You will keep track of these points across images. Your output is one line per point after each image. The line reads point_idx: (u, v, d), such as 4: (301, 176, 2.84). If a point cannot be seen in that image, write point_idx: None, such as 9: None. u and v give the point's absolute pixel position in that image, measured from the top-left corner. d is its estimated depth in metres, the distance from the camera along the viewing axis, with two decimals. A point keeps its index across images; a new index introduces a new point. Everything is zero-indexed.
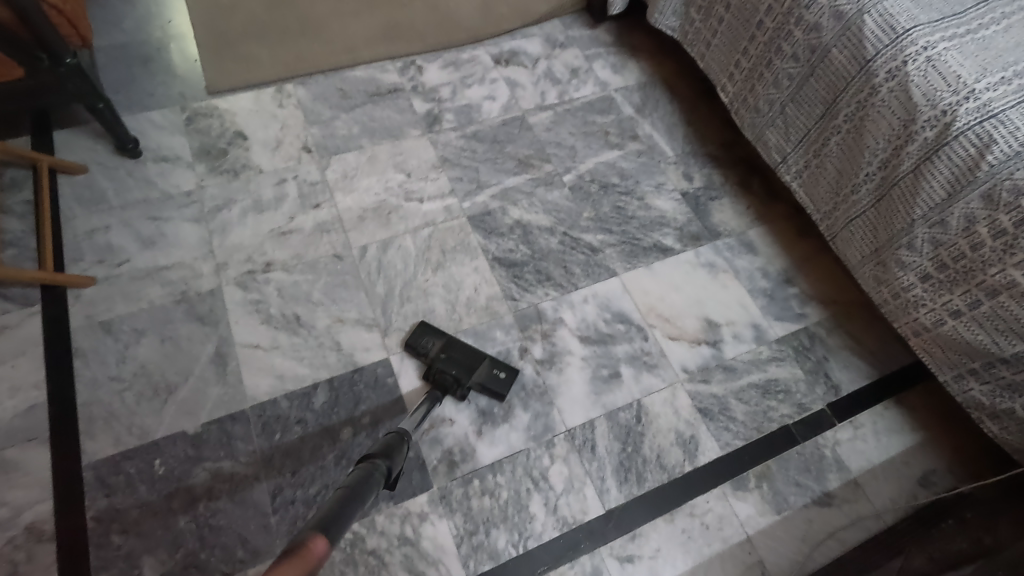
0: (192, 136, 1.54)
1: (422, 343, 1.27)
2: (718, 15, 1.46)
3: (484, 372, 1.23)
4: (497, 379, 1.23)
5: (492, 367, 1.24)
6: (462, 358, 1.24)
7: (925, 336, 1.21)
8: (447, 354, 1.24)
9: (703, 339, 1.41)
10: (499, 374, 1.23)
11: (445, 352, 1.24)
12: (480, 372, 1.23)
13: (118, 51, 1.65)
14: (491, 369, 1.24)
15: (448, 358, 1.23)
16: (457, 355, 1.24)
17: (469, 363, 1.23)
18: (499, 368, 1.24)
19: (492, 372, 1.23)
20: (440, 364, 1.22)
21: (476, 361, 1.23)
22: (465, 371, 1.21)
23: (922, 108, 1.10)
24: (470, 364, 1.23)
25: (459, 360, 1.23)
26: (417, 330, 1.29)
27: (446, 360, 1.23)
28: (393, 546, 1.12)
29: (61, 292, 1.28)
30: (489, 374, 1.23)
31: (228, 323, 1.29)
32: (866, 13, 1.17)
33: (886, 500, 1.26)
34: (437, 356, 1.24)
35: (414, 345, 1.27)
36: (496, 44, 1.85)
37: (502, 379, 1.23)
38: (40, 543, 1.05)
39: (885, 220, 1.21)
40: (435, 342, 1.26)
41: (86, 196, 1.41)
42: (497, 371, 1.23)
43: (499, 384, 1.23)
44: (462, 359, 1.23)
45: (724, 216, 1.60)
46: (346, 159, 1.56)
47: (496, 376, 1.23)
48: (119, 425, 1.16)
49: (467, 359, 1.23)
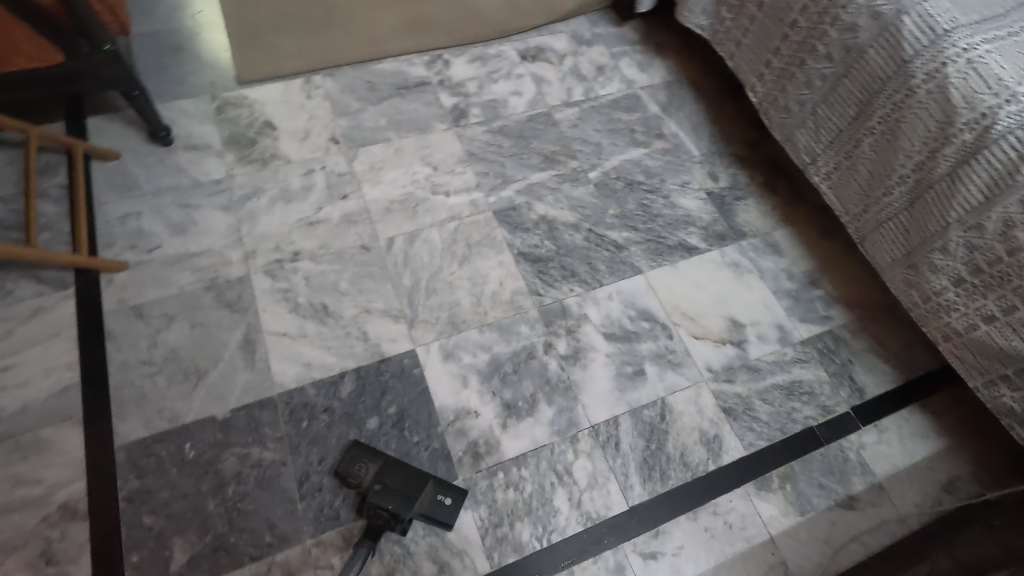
0: (221, 125, 1.55)
1: (355, 471, 1.13)
2: (750, 13, 1.45)
3: (425, 499, 1.09)
4: (440, 507, 1.10)
5: (435, 492, 1.10)
6: (398, 486, 1.09)
7: (956, 341, 1.20)
8: (381, 484, 1.10)
9: (727, 339, 1.41)
10: (443, 501, 1.10)
11: (380, 481, 1.10)
12: (421, 501, 1.09)
13: (150, 39, 1.67)
14: (434, 494, 1.10)
15: (383, 491, 1.08)
16: (394, 481, 1.10)
17: (407, 493, 1.09)
18: (443, 493, 1.11)
19: (435, 496, 1.10)
20: (374, 499, 1.07)
21: (416, 488, 1.09)
22: (403, 505, 1.07)
23: (961, 110, 1.09)
24: (409, 494, 1.09)
25: (396, 489, 1.09)
26: (349, 454, 1.15)
27: (380, 490, 1.09)
28: (418, 535, 1.12)
29: (94, 276, 1.30)
30: (431, 501, 1.09)
31: (257, 311, 1.30)
32: (905, 13, 1.16)
33: (911, 505, 1.25)
34: (371, 486, 1.10)
35: (346, 473, 1.13)
36: (523, 40, 1.85)
37: (448, 505, 1.10)
38: (73, 521, 1.07)
39: (919, 223, 1.20)
40: (370, 468, 1.12)
41: (118, 182, 1.42)
42: (441, 497, 1.10)
43: (443, 512, 1.09)
44: (400, 484, 1.09)
45: (750, 216, 1.59)
46: (373, 151, 1.57)
47: (440, 503, 1.10)
48: (149, 409, 1.17)
49: (405, 486, 1.09)
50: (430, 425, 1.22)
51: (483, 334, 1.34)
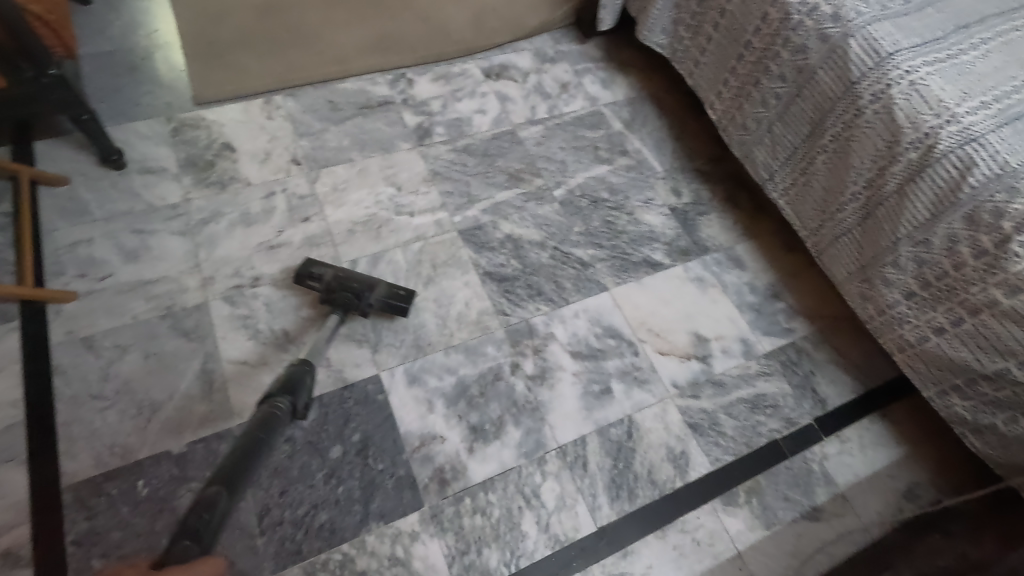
0: (178, 147, 1.51)
1: (314, 271, 1.26)
2: (707, 33, 1.49)
3: (383, 290, 1.26)
4: (397, 295, 1.28)
5: (391, 286, 1.28)
6: (360, 277, 1.25)
7: (910, 352, 1.23)
8: (343, 275, 1.25)
9: (693, 354, 1.42)
10: (398, 291, 1.28)
11: (340, 277, 1.25)
12: (381, 288, 1.26)
13: (103, 59, 1.63)
14: (390, 287, 1.28)
15: (347, 277, 1.24)
16: (354, 275, 1.25)
17: (367, 283, 1.25)
18: (397, 287, 1.29)
19: (392, 290, 1.27)
20: (341, 283, 1.23)
21: (375, 279, 1.26)
22: (366, 289, 1.24)
23: (906, 130, 1.13)
24: (370, 282, 1.25)
25: (357, 279, 1.25)
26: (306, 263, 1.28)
27: (344, 279, 1.24)
28: (384, 566, 1.10)
29: (42, 307, 1.25)
30: (390, 291, 1.27)
31: (215, 339, 1.27)
32: (851, 36, 1.19)
33: (873, 514, 1.27)
34: (332, 278, 1.24)
35: (306, 273, 1.25)
36: (487, 58, 1.85)
37: (402, 295, 1.28)
38: (17, 569, 1.02)
39: (871, 238, 1.24)
40: (328, 268, 1.26)
41: (68, 208, 1.37)
42: (397, 289, 1.28)
43: (399, 298, 1.28)
44: (360, 277, 1.25)
45: (712, 231, 1.62)
46: (336, 172, 1.55)
47: (396, 292, 1.27)
48: (100, 445, 1.13)
49: (365, 278, 1.25)
50: (396, 452, 1.20)
51: (449, 356, 1.33)
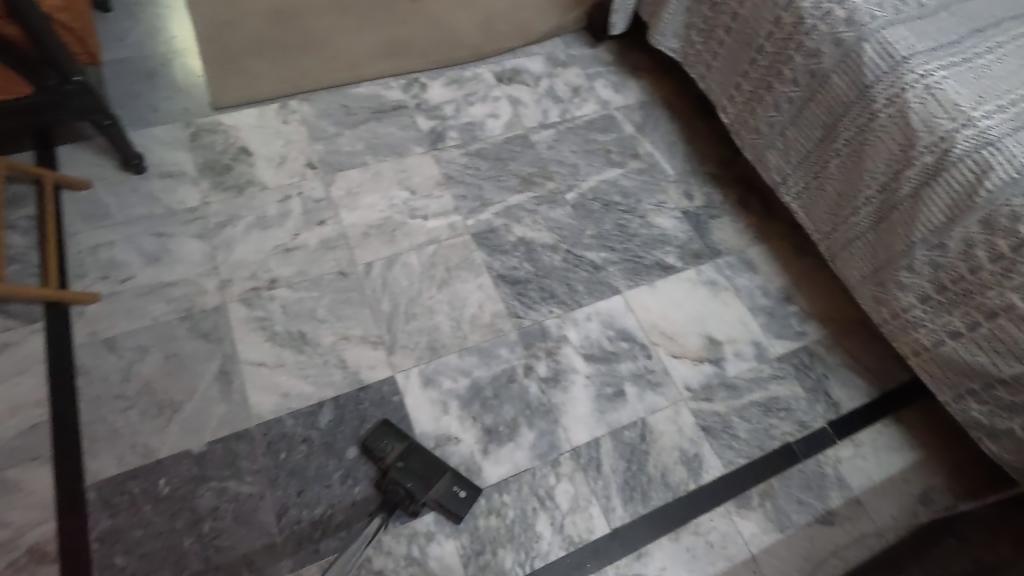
0: (196, 151, 1.54)
1: (383, 444, 1.16)
2: (719, 37, 1.49)
3: (442, 488, 1.11)
4: (455, 498, 1.12)
5: (454, 483, 1.13)
6: (420, 469, 1.12)
7: (925, 356, 1.23)
8: (407, 463, 1.12)
9: (705, 357, 1.43)
10: (458, 493, 1.12)
11: (402, 461, 1.12)
12: (438, 489, 1.11)
13: (122, 65, 1.66)
14: (452, 484, 1.12)
15: (407, 470, 1.11)
16: (416, 465, 1.12)
17: (426, 477, 1.11)
18: (458, 485, 1.13)
19: (452, 489, 1.12)
20: (395, 476, 1.10)
21: (437, 474, 1.11)
22: (421, 486, 1.09)
23: (921, 134, 1.13)
24: (429, 478, 1.11)
25: (418, 472, 1.11)
26: (376, 430, 1.18)
27: (404, 470, 1.11)
28: (400, 566, 1.11)
29: (65, 308, 1.28)
30: (448, 491, 1.11)
31: (233, 340, 1.29)
32: (865, 40, 1.19)
33: (887, 518, 1.27)
34: (394, 464, 1.12)
35: (375, 445, 1.16)
36: (499, 62, 1.87)
37: (461, 500, 1.12)
38: (42, 564, 1.04)
39: (885, 241, 1.24)
40: (394, 445, 1.15)
41: (89, 212, 1.40)
42: (457, 488, 1.12)
43: (456, 504, 1.11)
44: (421, 472, 1.11)
45: (724, 234, 1.62)
46: (350, 175, 1.57)
47: (455, 493, 1.12)
48: (122, 444, 1.15)
49: (427, 470, 1.12)
50: None
51: (464, 358, 1.34)
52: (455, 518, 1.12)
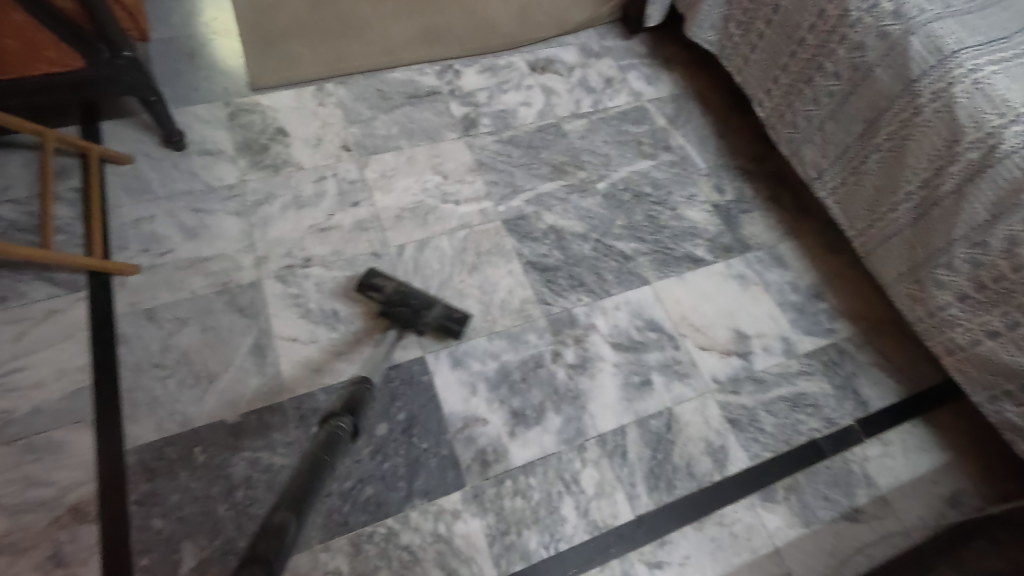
0: (234, 131, 1.57)
1: (378, 281, 1.29)
2: (759, 30, 1.48)
3: (440, 311, 1.26)
4: (452, 320, 1.27)
5: (449, 308, 1.28)
6: (418, 296, 1.27)
7: (960, 356, 1.21)
8: (404, 291, 1.28)
9: (733, 350, 1.42)
10: (454, 316, 1.27)
11: (401, 290, 1.27)
12: (438, 310, 1.26)
13: (164, 45, 1.69)
14: (448, 307, 1.28)
15: (406, 297, 1.26)
16: (413, 294, 1.27)
17: (426, 300, 1.26)
18: (453, 307, 1.28)
19: (449, 311, 1.27)
20: (398, 302, 1.25)
21: (433, 300, 1.26)
22: (422, 306, 1.25)
23: (968, 129, 1.11)
24: (428, 300, 1.27)
25: (418, 296, 1.27)
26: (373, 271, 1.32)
27: (404, 297, 1.26)
28: (427, 542, 1.13)
29: (107, 279, 1.31)
30: (446, 314, 1.27)
31: (268, 315, 1.31)
32: (912, 33, 1.17)
33: (915, 518, 1.26)
34: (394, 292, 1.27)
35: (370, 283, 1.29)
36: (532, 51, 1.87)
37: (457, 320, 1.27)
38: (84, 523, 1.07)
39: (924, 239, 1.22)
40: (389, 280, 1.29)
41: (132, 186, 1.43)
42: (453, 310, 1.28)
43: (453, 323, 1.27)
44: (421, 296, 1.27)
45: (755, 229, 1.61)
46: (384, 159, 1.58)
47: (452, 313, 1.27)
48: (160, 412, 1.18)
49: (425, 295, 1.27)
50: (439, 432, 1.23)
51: (493, 341, 1.35)
52: (454, 334, 1.28)
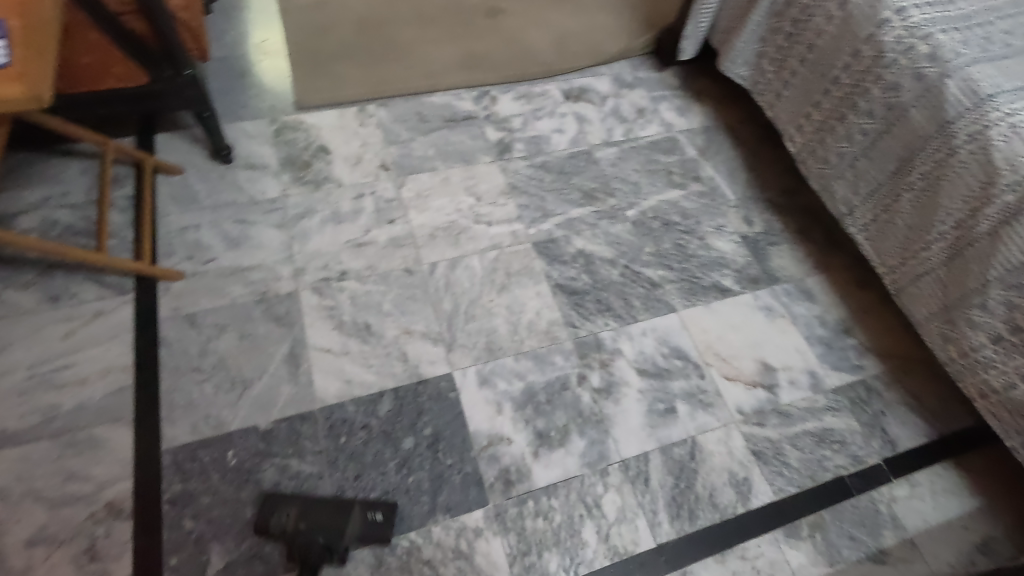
0: (279, 146, 1.63)
1: (274, 520, 1.10)
2: (792, 67, 1.51)
3: (356, 524, 1.10)
4: (375, 523, 1.12)
5: (365, 511, 1.13)
6: (325, 520, 1.10)
7: (993, 399, 1.20)
8: (307, 521, 1.09)
9: (759, 382, 1.42)
10: (373, 518, 1.12)
11: (304, 520, 1.09)
12: (353, 526, 1.10)
13: (217, 64, 1.78)
14: (364, 514, 1.12)
15: (312, 526, 1.08)
16: (320, 518, 1.10)
17: (335, 524, 1.09)
18: (370, 510, 1.13)
19: (366, 517, 1.12)
20: (306, 538, 1.07)
21: (343, 515, 1.10)
22: (335, 534, 1.08)
23: (1003, 172, 1.12)
24: (338, 523, 1.09)
25: (324, 525, 1.09)
26: (264, 506, 1.12)
27: (309, 527, 1.08)
28: (447, 557, 1.14)
29: (153, 283, 1.36)
30: (365, 522, 1.11)
31: (303, 326, 1.35)
32: (948, 76, 1.19)
33: (944, 564, 1.23)
34: (295, 526, 1.09)
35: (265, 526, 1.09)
36: (567, 80, 1.92)
37: (381, 522, 1.12)
38: (118, 520, 1.10)
39: (958, 279, 1.22)
40: (287, 513, 1.10)
41: (181, 196, 1.50)
42: (371, 514, 1.13)
43: (378, 528, 1.12)
44: (327, 522, 1.09)
45: (784, 262, 1.62)
46: (420, 179, 1.63)
47: (371, 519, 1.12)
48: (197, 414, 1.22)
49: (333, 519, 1.10)
50: (464, 449, 1.25)
51: (519, 361, 1.37)
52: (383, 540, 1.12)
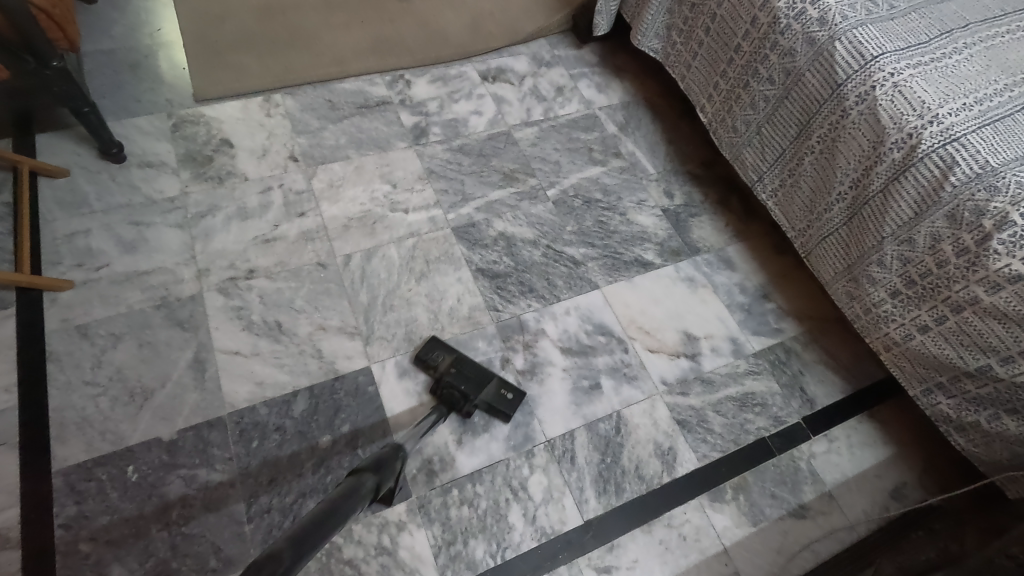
0: (177, 142, 1.54)
1: (433, 356, 1.28)
2: (698, 37, 1.51)
3: (492, 391, 1.24)
4: (503, 400, 1.24)
5: (501, 387, 1.25)
6: (471, 375, 1.23)
7: (896, 350, 1.25)
8: (458, 369, 1.24)
9: (682, 352, 1.43)
10: (506, 395, 1.25)
11: (456, 366, 1.25)
12: (488, 391, 1.23)
13: (104, 57, 1.65)
14: (499, 389, 1.25)
15: (460, 373, 1.23)
16: (469, 370, 1.25)
17: (479, 380, 1.23)
18: (505, 390, 1.26)
19: (499, 392, 1.24)
20: (451, 378, 1.21)
21: (486, 378, 1.24)
22: (474, 388, 1.21)
23: (889, 131, 1.15)
24: (480, 382, 1.23)
25: (469, 377, 1.23)
26: (426, 344, 1.30)
27: (456, 375, 1.23)
28: (369, 555, 1.10)
29: (38, 295, 1.27)
30: (496, 394, 1.24)
31: (208, 329, 1.28)
32: (836, 39, 1.21)
33: (860, 513, 1.28)
34: (447, 369, 1.24)
35: (425, 357, 1.28)
36: (484, 61, 1.88)
37: (509, 400, 1.24)
38: (4, 551, 1.03)
39: (857, 238, 1.26)
40: (445, 356, 1.28)
41: (66, 200, 1.39)
42: (504, 393, 1.25)
43: (504, 404, 1.24)
44: (473, 376, 1.23)
45: (703, 233, 1.63)
46: (332, 168, 1.57)
47: (503, 396, 1.24)
48: (91, 431, 1.14)
49: (477, 375, 1.24)
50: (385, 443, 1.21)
51: None
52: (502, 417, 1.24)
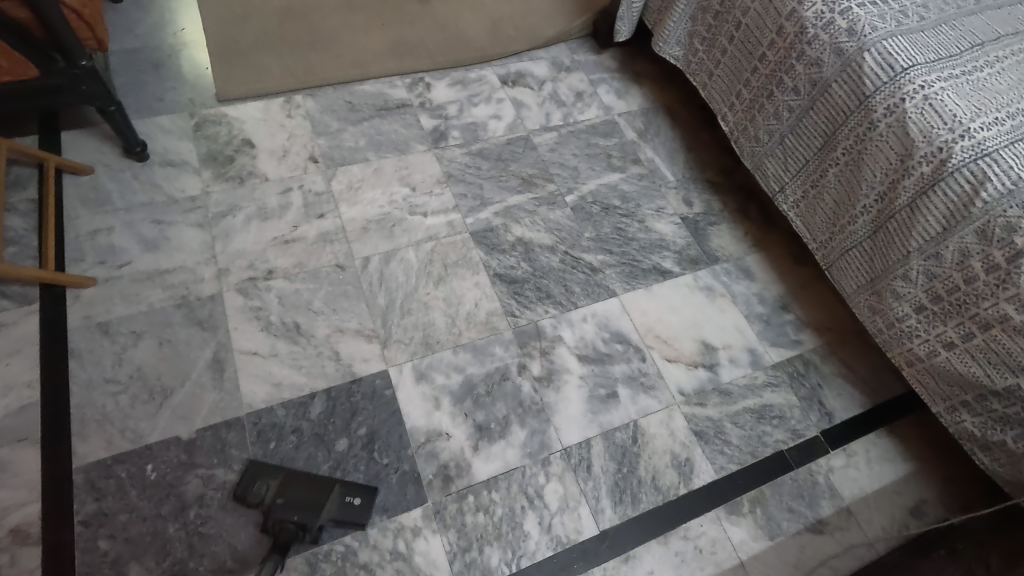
0: (199, 141, 1.55)
1: (257, 489, 1.10)
2: (721, 46, 1.50)
3: (332, 505, 1.09)
4: (351, 508, 1.10)
5: (343, 495, 1.11)
6: (302, 498, 1.09)
7: (918, 367, 1.23)
8: (285, 496, 1.08)
9: (699, 362, 1.42)
10: (352, 501, 1.11)
11: (282, 495, 1.09)
12: (330, 508, 1.08)
13: (129, 55, 1.67)
14: (341, 497, 1.10)
15: (284, 503, 1.07)
16: (297, 492, 1.09)
17: (312, 502, 1.08)
18: (349, 494, 1.11)
19: (344, 501, 1.10)
20: (278, 513, 1.06)
21: (321, 496, 1.09)
22: (309, 513, 1.06)
23: (919, 144, 1.14)
24: (315, 502, 1.08)
25: (303, 498, 1.08)
26: (244, 476, 1.12)
27: (282, 506, 1.07)
28: (385, 559, 1.10)
29: (61, 291, 1.28)
30: (340, 505, 1.09)
31: (227, 329, 1.29)
32: (866, 50, 1.20)
33: (879, 529, 1.26)
34: (273, 502, 1.08)
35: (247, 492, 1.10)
36: (504, 65, 1.88)
37: (358, 506, 1.11)
38: (25, 545, 1.04)
39: (882, 251, 1.24)
40: (270, 482, 1.11)
41: (90, 197, 1.41)
42: (350, 498, 1.11)
43: (353, 513, 1.10)
44: (302, 497, 1.08)
45: (722, 241, 1.62)
46: (352, 170, 1.58)
47: (349, 504, 1.10)
48: (111, 428, 1.15)
49: (309, 497, 1.09)
50: (401, 447, 1.21)
51: (458, 354, 1.34)
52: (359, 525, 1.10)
